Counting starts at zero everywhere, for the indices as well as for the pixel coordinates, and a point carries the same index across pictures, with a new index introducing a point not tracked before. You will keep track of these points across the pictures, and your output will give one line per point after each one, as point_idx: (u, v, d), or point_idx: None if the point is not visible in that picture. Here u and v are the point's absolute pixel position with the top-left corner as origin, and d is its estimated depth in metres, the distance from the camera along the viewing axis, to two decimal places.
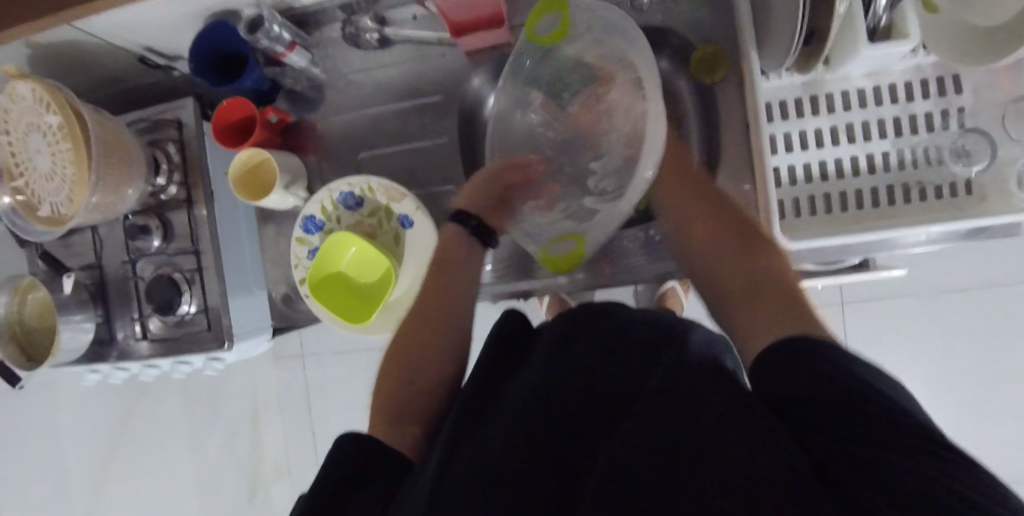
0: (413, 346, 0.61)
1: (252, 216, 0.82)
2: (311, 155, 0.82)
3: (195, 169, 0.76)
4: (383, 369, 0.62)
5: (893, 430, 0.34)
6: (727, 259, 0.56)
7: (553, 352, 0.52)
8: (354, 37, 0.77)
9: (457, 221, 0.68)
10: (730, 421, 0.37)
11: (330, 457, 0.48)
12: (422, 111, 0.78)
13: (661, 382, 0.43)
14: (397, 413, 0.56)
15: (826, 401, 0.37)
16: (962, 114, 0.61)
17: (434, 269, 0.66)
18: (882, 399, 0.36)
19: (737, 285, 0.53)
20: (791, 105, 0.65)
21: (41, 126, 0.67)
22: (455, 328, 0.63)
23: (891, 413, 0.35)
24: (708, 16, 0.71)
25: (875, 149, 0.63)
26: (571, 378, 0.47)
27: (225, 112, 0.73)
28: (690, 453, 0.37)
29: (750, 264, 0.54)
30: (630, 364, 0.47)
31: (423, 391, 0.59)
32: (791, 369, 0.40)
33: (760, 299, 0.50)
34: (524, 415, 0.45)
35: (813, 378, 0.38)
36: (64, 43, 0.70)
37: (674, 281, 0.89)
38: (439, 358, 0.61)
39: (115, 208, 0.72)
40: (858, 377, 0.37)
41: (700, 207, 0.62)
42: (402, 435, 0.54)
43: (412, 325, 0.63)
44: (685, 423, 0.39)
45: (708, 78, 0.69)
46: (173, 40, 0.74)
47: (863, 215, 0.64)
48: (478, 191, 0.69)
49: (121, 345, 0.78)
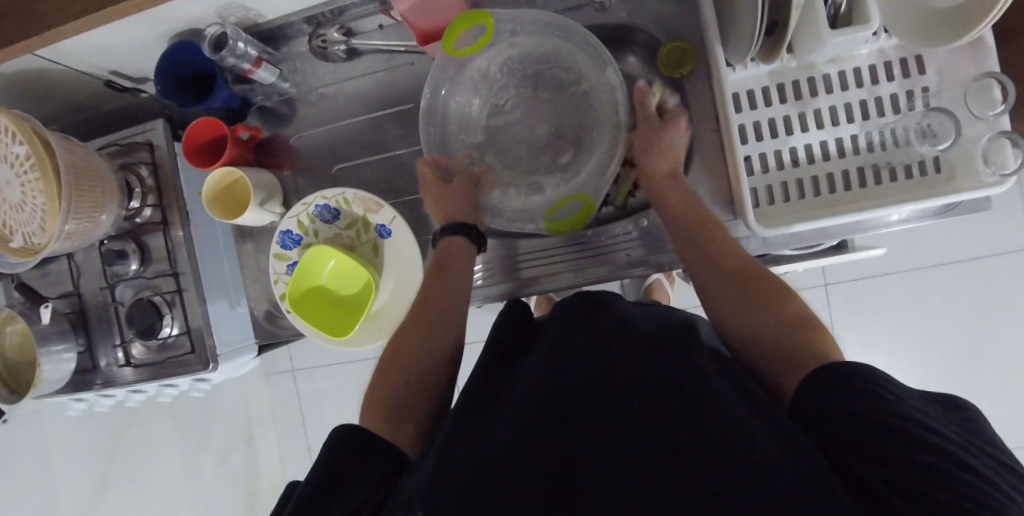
0: (414, 349, 0.61)
1: (230, 235, 0.82)
2: (286, 169, 0.81)
3: (169, 189, 0.76)
4: (381, 366, 0.62)
5: (917, 440, 0.35)
6: (731, 274, 0.56)
7: (563, 351, 0.53)
8: (322, 50, 0.76)
9: (458, 232, 0.69)
10: (743, 425, 0.38)
11: (323, 453, 0.49)
12: (394, 119, 0.78)
13: (670, 386, 0.43)
14: (396, 406, 0.57)
15: (853, 410, 0.37)
16: (927, 94, 0.62)
17: (439, 269, 0.67)
18: (906, 410, 0.38)
19: (754, 311, 0.51)
20: (759, 94, 0.66)
21: (8, 156, 0.66)
22: (455, 324, 0.64)
23: (915, 425, 0.36)
24: (671, 9, 0.71)
25: (843, 133, 0.64)
26: (585, 381, 0.48)
27: (196, 132, 0.72)
28: (695, 453, 0.37)
29: (767, 289, 0.53)
30: (637, 363, 0.47)
31: (421, 388, 0.59)
32: (836, 383, 0.40)
33: (789, 335, 0.48)
34: (532, 415, 0.46)
35: (845, 392, 0.39)
36: (28, 71, 0.69)
37: (657, 274, 0.90)
38: (436, 356, 0.61)
39: (90, 235, 0.71)
40: (883, 391, 0.38)
41: (696, 216, 0.63)
42: (400, 431, 0.54)
43: (412, 324, 0.63)
44: (688, 422, 0.40)
45: (677, 73, 0.69)
46: (139, 62, 0.74)
47: (836, 199, 0.64)
48: (454, 198, 0.72)
49: (105, 372, 0.77)
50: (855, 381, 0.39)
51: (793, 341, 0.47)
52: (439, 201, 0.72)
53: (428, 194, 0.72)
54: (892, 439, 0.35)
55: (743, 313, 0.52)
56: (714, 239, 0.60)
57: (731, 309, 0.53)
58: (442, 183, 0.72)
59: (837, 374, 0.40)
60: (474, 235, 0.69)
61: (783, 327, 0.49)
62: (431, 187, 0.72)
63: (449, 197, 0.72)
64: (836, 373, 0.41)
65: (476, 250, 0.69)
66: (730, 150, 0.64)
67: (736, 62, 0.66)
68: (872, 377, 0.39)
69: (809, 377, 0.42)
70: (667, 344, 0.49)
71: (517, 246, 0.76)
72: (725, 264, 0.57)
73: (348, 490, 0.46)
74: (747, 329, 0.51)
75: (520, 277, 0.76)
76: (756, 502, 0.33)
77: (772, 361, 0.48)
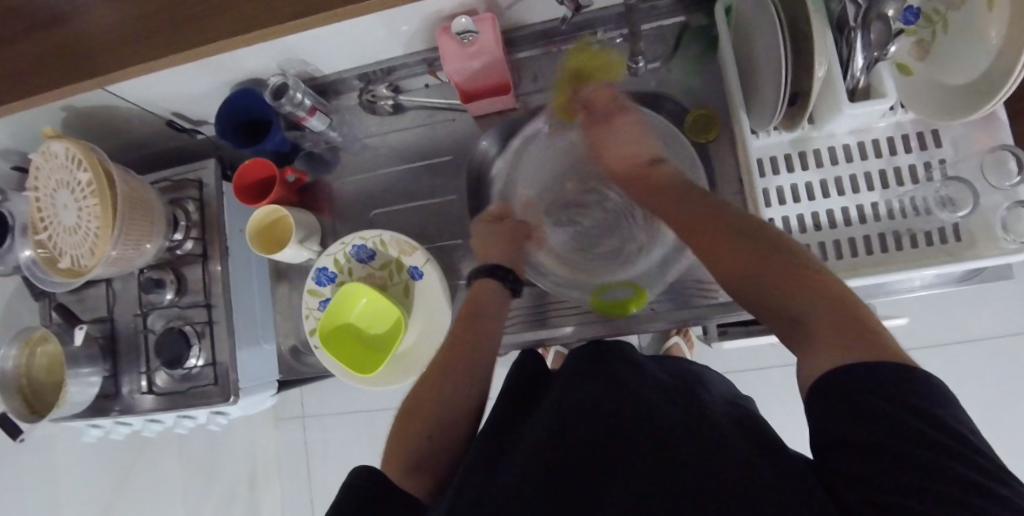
0: (433, 388, 0.60)
1: (265, 271, 0.85)
2: (325, 212, 0.85)
3: (213, 225, 0.79)
4: (400, 417, 0.60)
5: (948, 473, 0.32)
6: (732, 245, 0.50)
7: (578, 390, 0.52)
8: (370, 104, 0.82)
9: (492, 274, 0.70)
10: (756, 472, 0.39)
11: (341, 497, 0.47)
12: (434, 169, 0.83)
13: (681, 426, 0.45)
14: (415, 455, 0.55)
15: (872, 439, 0.35)
16: (943, 165, 0.65)
17: (465, 316, 0.66)
18: (932, 432, 0.34)
19: (766, 278, 0.47)
20: (781, 160, 0.69)
21: (71, 182, 0.69)
22: (481, 366, 0.62)
23: (940, 452, 0.33)
24: (699, 81, 0.77)
25: (864, 200, 0.66)
26: (596, 425, 0.47)
27: (246, 172, 0.77)
28: (705, 488, 0.38)
29: (779, 252, 0.48)
30: (650, 401, 0.48)
31: (440, 436, 0.57)
32: (862, 400, 0.36)
33: (810, 306, 0.44)
34: (546, 456, 0.45)
35: (853, 416, 0.36)
36: (99, 106, 0.75)
37: (680, 334, 0.90)
38: (458, 398, 0.59)
39: (133, 262, 0.73)
40: (912, 414, 0.35)
41: (685, 207, 0.56)
42: (419, 481, 0.53)
43: (441, 366, 0.62)
44: (699, 458, 0.41)
45: (703, 138, 0.74)
46: (200, 107, 0.80)
47: (859, 262, 0.66)
48: (499, 245, 0.73)
49: (126, 399, 0.77)
50: (871, 402, 0.36)
51: (827, 330, 0.41)
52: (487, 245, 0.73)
53: (482, 228, 0.75)
54: (911, 475, 0.33)
55: (754, 280, 0.48)
56: (700, 216, 0.54)
57: (739, 277, 0.49)
58: (496, 223, 0.75)
59: (852, 382, 0.37)
60: (506, 278, 0.70)
61: (800, 293, 0.45)
62: (487, 225, 0.75)
63: (498, 238, 0.73)
64: (857, 392, 0.36)
65: (507, 293, 0.70)
66: (754, 212, 0.67)
67: (760, 129, 0.69)
68: (894, 391, 0.36)
69: (842, 381, 0.37)
70: (686, 390, 0.51)
71: (548, 294, 0.78)
72: (724, 236, 0.51)
73: None
74: (762, 296, 0.47)
75: (543, 326, 0.76)
76: None
77: (793, 333, 0.45)
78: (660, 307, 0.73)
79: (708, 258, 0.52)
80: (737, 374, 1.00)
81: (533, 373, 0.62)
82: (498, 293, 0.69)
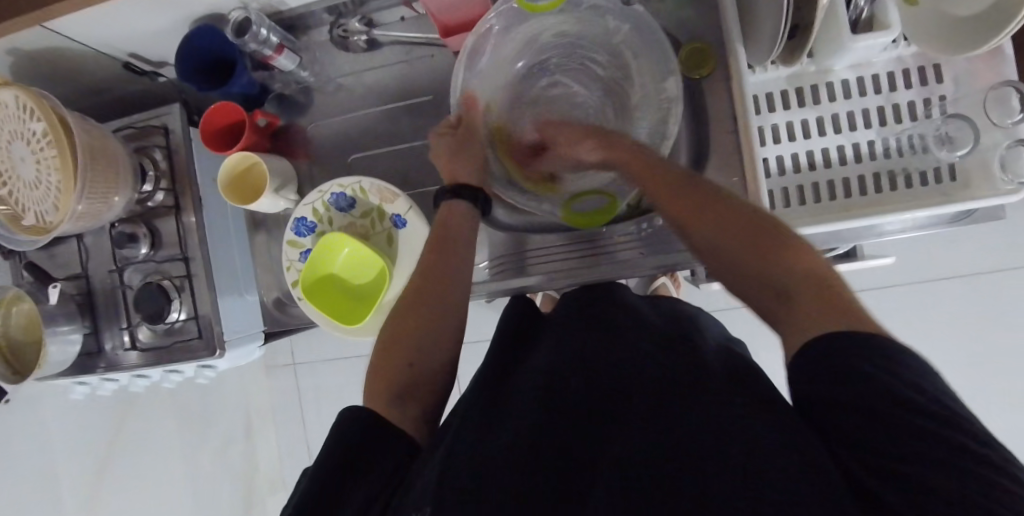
0: (416, 325, 0.58)
1: (242, 221, 0.82)
2: (300, 158, 0.82)
3: (183, 173, 0.75)
4: (379, 356, 0.58)
5: (931, 435, 0.33)
6: (705, 209, 0.51)
7: (565, 344, 0.52)
8: (342, 40, 0.77)
9: (457, 196, 0.67)
10: (745, 422, 0.39)
11: (330, 437, 0.47)
12: (414, 111, 0.79)
13: (672, 381, 0.44)
14: (397, 389, 0.54)
15: (862, 401, 0.35)
16: (944, 102, 0.63)
17: (433, 243, 0.64)
18: (919, 396, 0.34)
19: (739, 243, 0.48)
20: (777, 97, 0.66)
21: (25, 133, 0.65)
22: (460, 304, 0.61)
23: (935, 419, 0.33)
24: (693, 12, 0.72)
25: (859, 138, 0.64)
26: (582, 385, 0.46)
27: (214, 116, 0.73)
28: (691, 444, 0.38)
29: (751, 218, 0.49)
30: (639, 355, 0.48)
31: (422, 373, 0.56)
32: (848, 362, 0.36)
33: (791, 273, 0.44)
34: (533, 409, 0.45)
35: (842, 372, 0.36)
36: (48, 50, 0.69)
37: (667, 276, 0.89)
38: (441, 336, 0.58)
39: (102, 217, 0.70)
40: (898, 381, 0.35)
41: (656, 175, 0.56)
42: (403, 413, 0.51)
43: (419, 292, 0.60)
44: (687, 414, 0.41)
45: (697, 74, 0.70)
46: (159, 47, 0.74)
47: (851, 203, 0.64)
48: (462, 159, 0.69)
49: (110, 355, 0.77)
50: (858, 362, 0.36)
51: (807, 293, 0.42)
52: (450, 161, 0.69)
53: (445, 140, 0.70)
54: (896, 435, 0.33)
55: (731, 246, 0.48)
56: (675, 183, 0.54)
57: (712, 242, 0.49)
58: (458, 134, 0.70)
59: (840, 338, 0.37)
60: (476, 199, 0.67)
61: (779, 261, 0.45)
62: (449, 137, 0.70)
63: (463, 156, 0.69)
64: (848, 351, 0.37)
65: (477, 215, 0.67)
66: (747, 153, 0.65)
67: (755, 65, 0.66)
68: (883, 358, 0.36)
69: (826, 342, 0.38)
70: (675, 341, 0.50)
71: (525, 241, 0.76)
72: (704, 204, 0.51)
73: (355, 478, 0.44)
74: (738, 262, 0.47)
75: (523, 272, 0.75)
76: (755, 483, 0.34)
77: (768, 296, 0.45)
78: (644, 253, 0.72)
79: (685, 222, 0.52)
80: (724, 314, 1.01)
81: (526, 318, 0.62)
82: (466, 215, 0.67)
